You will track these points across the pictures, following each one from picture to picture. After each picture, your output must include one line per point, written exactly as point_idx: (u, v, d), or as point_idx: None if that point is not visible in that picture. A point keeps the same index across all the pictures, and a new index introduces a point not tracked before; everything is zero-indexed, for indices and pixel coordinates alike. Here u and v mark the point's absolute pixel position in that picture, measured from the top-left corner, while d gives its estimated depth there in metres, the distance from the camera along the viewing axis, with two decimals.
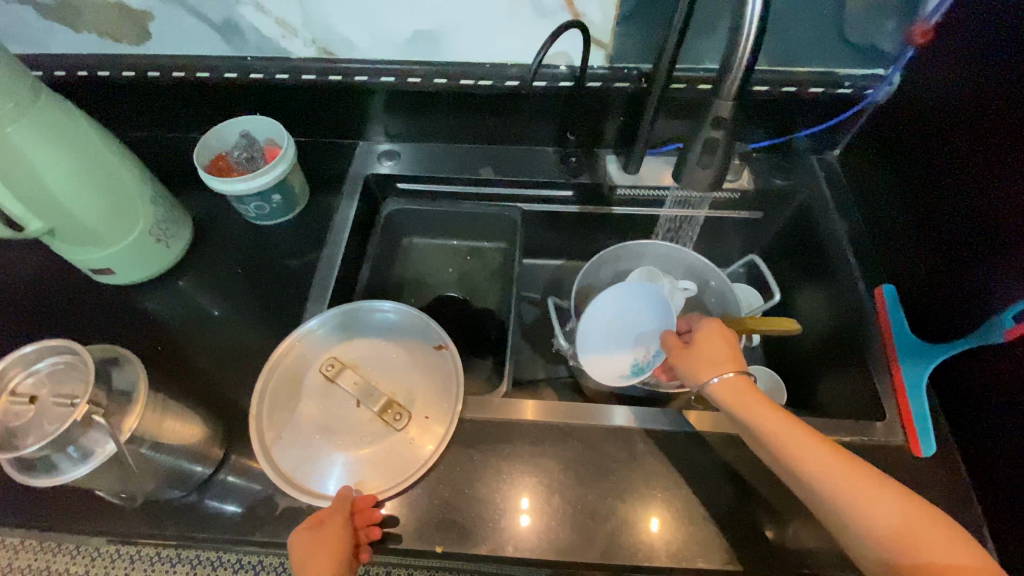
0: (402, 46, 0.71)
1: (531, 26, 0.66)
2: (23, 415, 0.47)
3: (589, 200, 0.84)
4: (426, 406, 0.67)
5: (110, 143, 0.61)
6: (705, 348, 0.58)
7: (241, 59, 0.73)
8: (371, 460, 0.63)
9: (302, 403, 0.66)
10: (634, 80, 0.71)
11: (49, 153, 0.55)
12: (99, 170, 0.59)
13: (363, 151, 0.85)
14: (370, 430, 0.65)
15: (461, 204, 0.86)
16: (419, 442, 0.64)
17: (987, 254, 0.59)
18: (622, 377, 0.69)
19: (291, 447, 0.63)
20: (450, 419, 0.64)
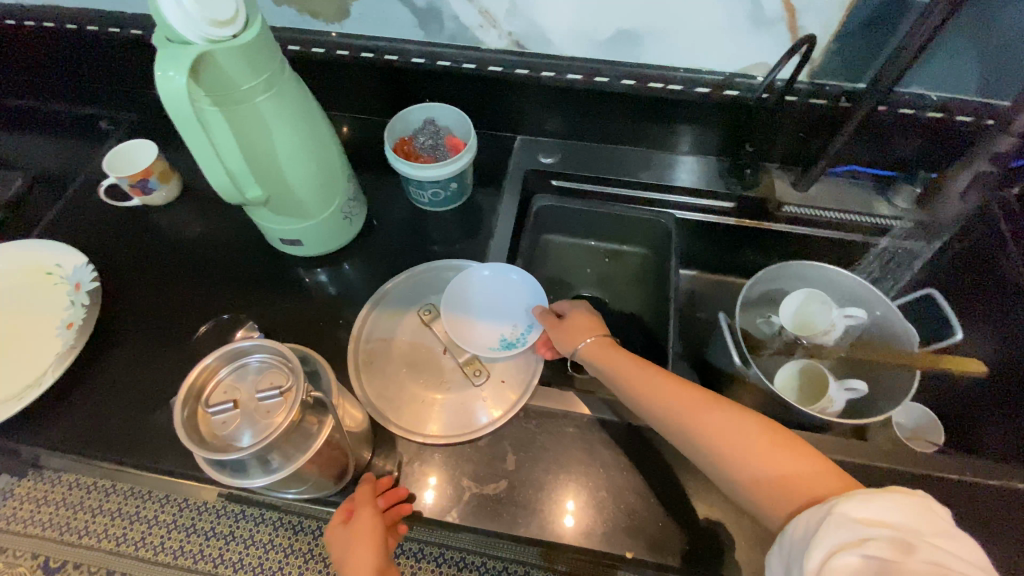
0: (599, 44, 0.70)
1: (743, 36, 0.65)
2: (230, 423, 0.42)
3: (747, 213, 0.82)
4: (505, 370, 0.64)
5: (322, 118, 0.62)
6: (574, 324, 0.62)
7: (432, 45, 0.74)
8: (448, 409, 0.61)
9: (397, 337, 0.66)
10: (833, 98, 0.69)
11: (282, 124, 0.56)
12: (315, 143, 0.60)
13: (524, 147, 0.86)
14: (450, 377, 0.64)
15: (611, 206, 0.83)
16: (489, 404, 0.62)
17: None
18: (491, 349, 0.65)
19: (385, 385, 0.62)
20: (525, 387, 0.63)
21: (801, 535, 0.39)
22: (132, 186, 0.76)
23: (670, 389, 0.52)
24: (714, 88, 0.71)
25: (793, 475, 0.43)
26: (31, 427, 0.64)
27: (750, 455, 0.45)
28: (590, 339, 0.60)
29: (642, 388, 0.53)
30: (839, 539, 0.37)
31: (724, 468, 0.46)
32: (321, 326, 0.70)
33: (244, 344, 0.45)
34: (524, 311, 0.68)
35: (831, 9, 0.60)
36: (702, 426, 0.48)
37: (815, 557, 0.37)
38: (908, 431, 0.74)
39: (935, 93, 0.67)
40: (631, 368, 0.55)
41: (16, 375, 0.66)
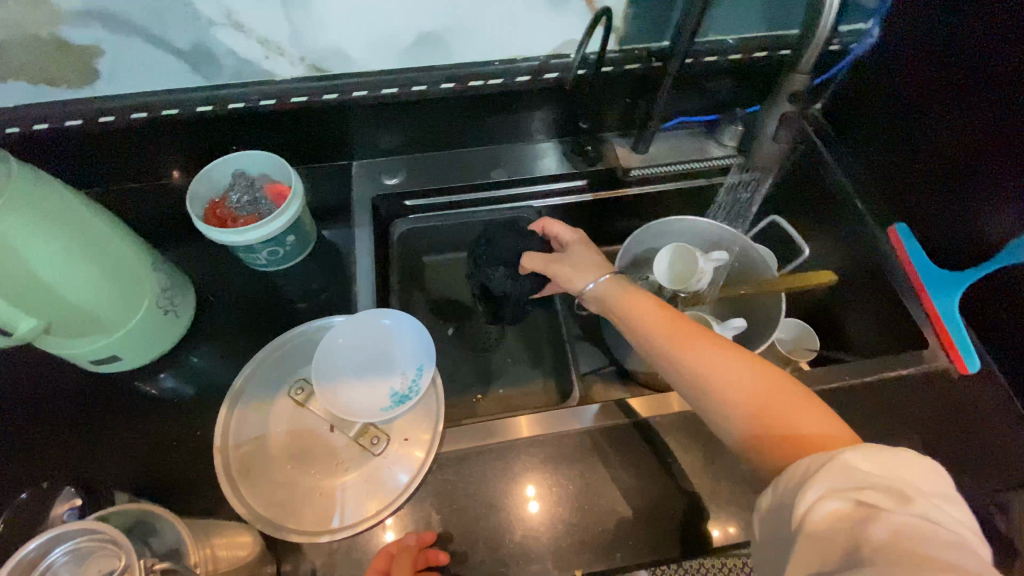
0: (403, 52, 0.65)
1: (543, 18, 0.64)
2: None
3: (602, 185, 0.82)
4: (405, 426, 0.58)
5: (91, 209, 0.51)
6: (579, 257, 0.62)
7: (216, 89, 0.64)
8: (352, 492, 0.54)
9: (273, 430, 0.57)
10: (645, 61, 0.70)
11: (30, 234, 0.45)
12: (90, 242, 0.50)
13: (362, 172, 0.78)
14: (344, 456, 0.56)
15: (475, 214, 0.81)
16: (397, 470, 0.55)
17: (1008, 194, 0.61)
18: (382, 410, 0.58)
19: (272, 490, 0.54)
20: (432, 439, 0.57)
21: (796, 481, 0.39)
22: None
23: (684, 327, 0.50)
24: (533, 75, 0.69)
25: (794, 421, 0.43)
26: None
27: (759, 398, 0.44)
28: (604, 279, 0.58)
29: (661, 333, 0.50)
30: (829, 485, 0.37)
31: (725, 404, 0.45)
32: (176, 441, 0.59)
33: (43, 543, 0.36)
34: (408, 356, 0.61)
35: None
36: (713, 364, 0.46)
37: (806, 499, 0.37)
38: (789, 343, 0.82)
39: (732, 36, 0.71)
40: (645, 307, 0.52)
41: None
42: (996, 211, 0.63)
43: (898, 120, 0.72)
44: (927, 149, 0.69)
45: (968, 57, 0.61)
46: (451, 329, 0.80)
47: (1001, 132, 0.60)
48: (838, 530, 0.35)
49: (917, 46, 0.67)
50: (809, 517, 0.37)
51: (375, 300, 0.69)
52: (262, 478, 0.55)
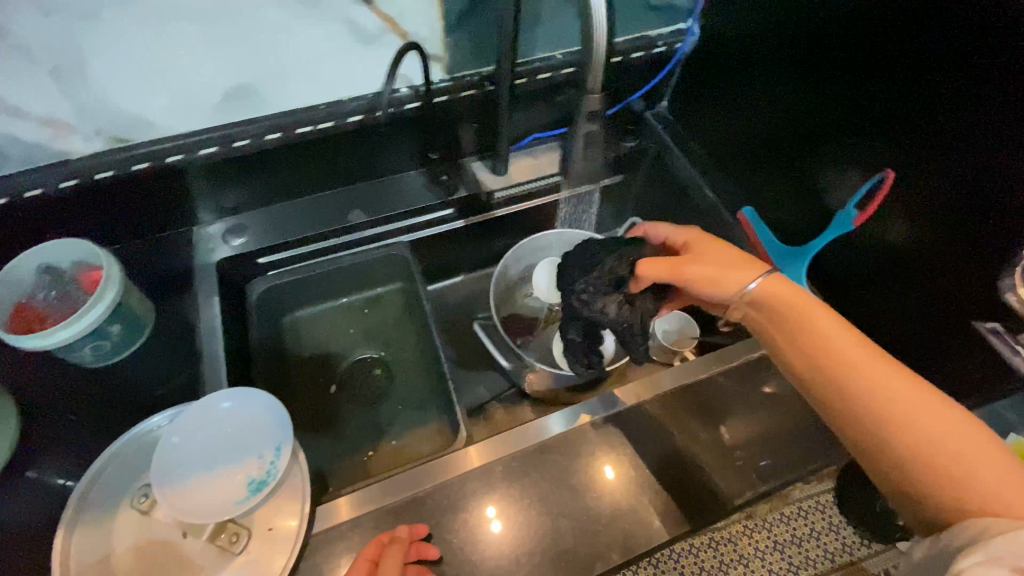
0: (215, 109, 0.61)
1: (360, 58, 0.62)
2: None
3: (470, 211, 0.80)
4: (269, 513, 0.52)
5: None
6: (720, 258, 0.53)
7: (6, 178, 0.57)
8: None
9: (119, 548, 0.51)
10: (478, 85, 0.70)
11: None
12: None
13: (204, 236, 0.72)
14: (203, 562, 0.50)
15: (340, 259, 0.77)
16: (264, 565, 0.50)
17: (843, 166, 0.63)
18: (238, 502, 0.53)
19: None
20: (301, 520, 0.52)
21: (964, 539, 0.36)
22: None
23: (842, 332, 0.44)
24: (366, 114, 0.67)
25: (987, 478, 0.37)
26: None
27: (945, 441, 0.39)
28: (752, 283, 0.49)
29: (835, 354, 0.44)
30: (1001, 548, 0.33)
31: (882, 429, 0.41)
32: None
33: None
34: (262, 437, 0.56)
35: (423, 9, 0.60)
36: (879, 376, 0.42)
37: (967, 559, 0.34)
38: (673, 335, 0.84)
39: (557, 52, 0.73)
40: (819, 318, 0.45)
41: None
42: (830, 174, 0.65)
43: (740, 101, 0.74)
44: (765, 124, 0.71)
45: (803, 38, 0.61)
46: (333, 386, 0.76)
47: (824, 96, 0.62)
48: None
49: (743, 34, 0.70)
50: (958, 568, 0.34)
51: (231, 376, 0.63)
52: None
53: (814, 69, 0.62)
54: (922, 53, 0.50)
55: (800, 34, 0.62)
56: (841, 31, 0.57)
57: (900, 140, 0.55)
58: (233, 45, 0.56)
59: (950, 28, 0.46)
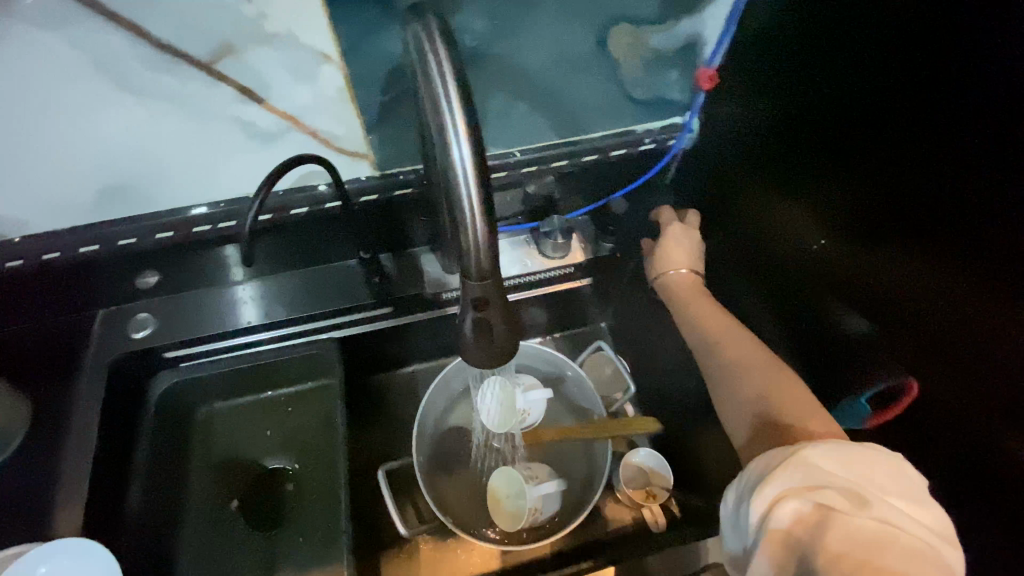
0: (93, 208, 0.53)
1: (261, 155, 0.52)
2: None
3: (411, 311, 0.70)
4: None
5: None
6: (671, 246, 0.64)
7: None
8: None
9: None
10: (415, 184, 0.59)
11: None
12: None
13: (104, 327, 0.64)
14: None
15: (258, 355, 0.67)
16: None
17: (829, 298, 0.53)
18: None
19: None
20: None
21: (759, 474, 0.40)
22: None
23: (707, 308, 0.59)
24: None
25: (792, 405, 0.45)
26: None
27: (758, 379, 0.48)
28: (683, 271, 0.63)
29: (707, 319, 0.58)
30: (786, 486, 0.37)
31: (715, 368, 0.53)
32: None
33: None
34: None
35: (332, 104, 0.49)
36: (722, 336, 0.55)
37: (763, 499, 0.38)
38: (639, 478, 0.69)
39: (518, 149, 0.59)
40: (699, 304, 0.60)
41: None
42: (829, 380, 0.54)
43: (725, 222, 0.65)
44: (753, 296, 0.61)
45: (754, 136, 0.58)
46: (234, 502, 0.66)
47: (810, 221, 0.55)
48: (797, 533, 0.36)
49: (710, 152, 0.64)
50: (766, 521, 0.37)
51: (93, 503, 0.56)
52: None
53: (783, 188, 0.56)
54: (928, 225, 0.42)
55: (775, 186, 0.57)
56: (855, 209, 0.49)
57: (915, 345, 0.45)
58: (98, 145, 0.47)
59: (876, 94, 0.44)
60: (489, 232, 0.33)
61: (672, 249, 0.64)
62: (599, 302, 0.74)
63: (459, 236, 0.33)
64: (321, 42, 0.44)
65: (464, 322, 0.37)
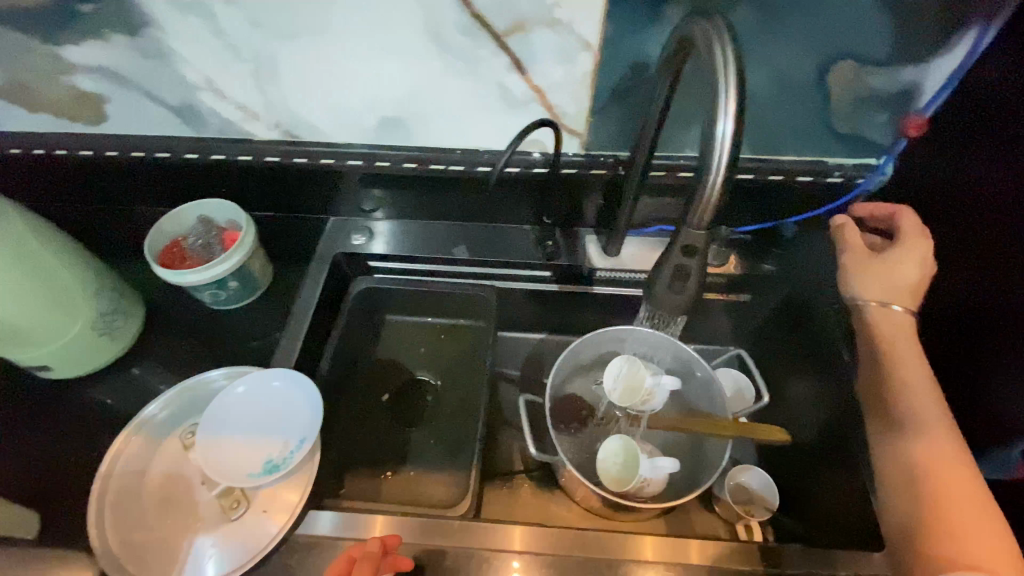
0: (369, 131, 0.67)
1: (505, 117, 0.64)
2: None
3: (568, 279, 0.79)
4: (268, 497, 0.57)
5: (73, 261, 0.60)
6: (889, 270, 0.62)
7: (203, 141, 0.70)
8: (206, 552, 0.54)
9: (153, 467, 0.59)
10: (611, 167, 0.68)
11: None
12: (48, 280, 0.57)
13: (334, 228, 0.81)
14: (204, 513, 0.56)
15: (435, 285, 0.80)
16: (256, 536, 0.55)
17: (1001, 331, 0.55)
18: (249, 475, 0.57)
19: (131, 530, 0.55)
20: (292, 513, 0.56)
21: None
22: None
23: (916, 368, 0.58)
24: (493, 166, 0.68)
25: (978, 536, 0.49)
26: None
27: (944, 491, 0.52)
28: (899, 309, 0.61)
29: (907, 369, 0.58)
30: None
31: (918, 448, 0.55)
32: (72, 460, 0.61)
33: None
34: (293, 424, 0.60)
35: (576, 87, 0.59)
36: (924, 407, 0.56)
37: None
38: (747, 494, 0.71)
39: None
40: (907, 351, 0.60)
41: None
42: (995, 416, 0.56)
43: None
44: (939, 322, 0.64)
45: (947, 167, 0.60)
46: (386, 395, 0.81)
47: (983, 259, 0.56)
48: None
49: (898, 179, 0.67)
50: None
51: (300, 358, 0.71)
52: (116, 508, 0.56)
53: (964, 223, 0.58)
54: None
55: (957, 217, 0.59)
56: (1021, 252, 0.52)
57: None
58: (395, 83, 0.61)
59: None
60: (722, 194, 0.39)
61: (913, 267, 0.61)
62: (741, 316, 0.78)
63: (698, 191, 0.40)
64: (590, 32, 0.54)
65: (668, 268, 0.44)
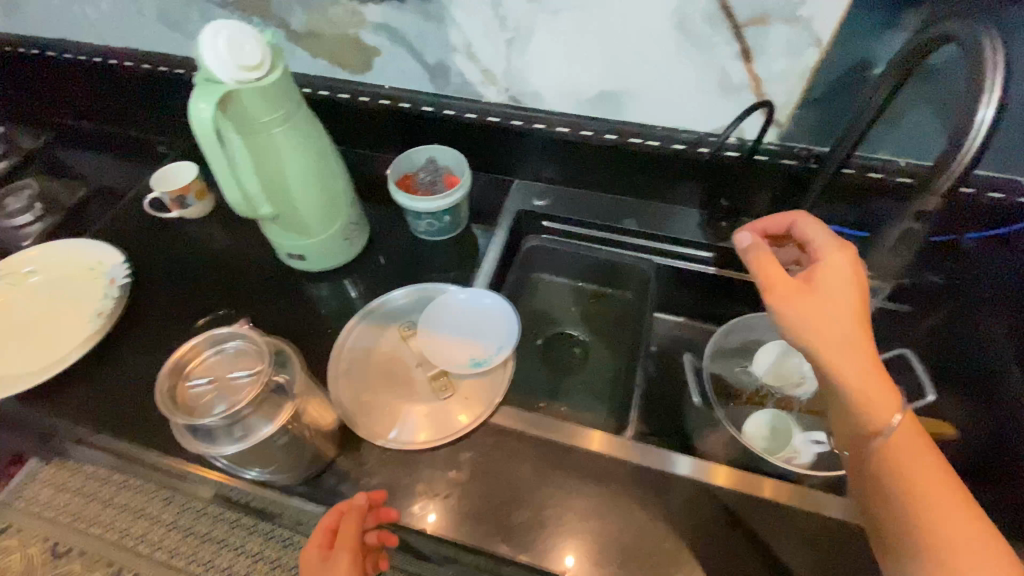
0: (584, 102, 0.78)
1: (715, 101, 0.72)
2: (204, 395, 0.50)
3: (728, 264, 0.83)
4: (471, 386, 0.69)
5: (342, 172, 0.73)
6: (823, 328, 0.45)
7: (440, 97, 0.84)
8: (419, 418, 0.66)
9: (378, 348, 0.72)
10: (802, 159, 0.74)
11: (301, 173, 0.66)
12: (329, 183, 0.70)
13: (518, 189, 0.91)
14: (418, 389, 0.69)
15: (598, 252, 0.88)
16: (461, 413, 0.67)
17: None
18: (457, 363, 0.70)
19: (361, 392, 0.68)
20: (490, 403, 0.67)
21: None
22: (174, 200, 0.86)
23: (852, 352, 0.45)
24: (689, 145, 0.77)
25: None
26: (33, 405, 0.69)
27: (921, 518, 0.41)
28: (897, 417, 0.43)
29: (862, 374, 0.44)
30: None
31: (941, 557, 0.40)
32: (309, 333, 0.75)
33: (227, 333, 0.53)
34: (494, 334, 0.72)
35: (792, 79, 0.67)
36: (953, 509, 0.41)
37: None
38: None
39: (903, 159, 0.70)
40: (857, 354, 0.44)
41: (47, 349, 0.72)
42: None
43: None
44: None
45: None
46: (539, 339, 0.90)
47: None
48: None
49: None
50: None
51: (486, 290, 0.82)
52: (349, 374, 0.69)
53: None
54: None
55: None
56: None
57: None
58: (627, 62, 0.71)
59: None
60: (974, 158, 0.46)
61: (840, 289, 0.47)
62: None
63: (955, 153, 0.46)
64: (823, 31, 0.61)
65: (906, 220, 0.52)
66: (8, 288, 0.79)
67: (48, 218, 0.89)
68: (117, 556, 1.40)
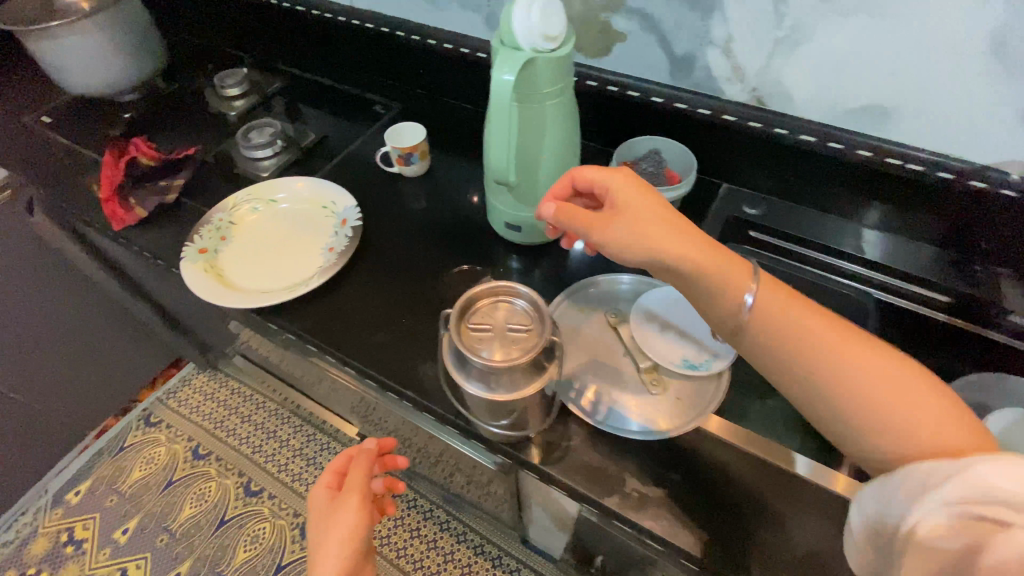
0: (842, 112, 0.73)
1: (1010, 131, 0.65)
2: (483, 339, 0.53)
3: (964, 312, 0.74)
4: (682, 388, 0.65)
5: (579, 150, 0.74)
6: (636, 218, 0.53)
7: (674, 89, 0.82)
8: (628, 409, 0.63)
9: (585, 329, 0.71)
10: None
11: (552, 145, 0.68)
12: (569, 159, 0.71)
13: (727, 194, 0.88)
14: (627, 379, 0.66)
15: (806, 271, 0.83)
16: (671, 415, 0.63)
17: None
18: (669, 357, 0.65)
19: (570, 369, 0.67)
20: (704, 410, 0.63)
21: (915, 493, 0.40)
22: (399, 156, 0.91)
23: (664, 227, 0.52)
24: (957, 176, 0.69)
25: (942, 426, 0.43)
26: (271, 319, 0.76)
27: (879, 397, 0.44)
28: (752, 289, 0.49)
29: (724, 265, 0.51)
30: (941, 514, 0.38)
31: (875, 411, 0.44)
32: None
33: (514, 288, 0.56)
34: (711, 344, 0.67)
35: None
36: (870, 360, 0.45)
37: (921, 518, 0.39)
38: None
39: None
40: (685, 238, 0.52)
41: (285, 273, 0.80)
42: None
43: None
44: None
45: None
46: None
47: None
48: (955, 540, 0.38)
49: None
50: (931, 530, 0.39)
51: None
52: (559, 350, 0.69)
53: None
54: None
55: None
56: None
57: None
58: (912, 74, 0.66)
59: None
60: None
61: (639, 203, 0.54)
62: None
63: None
64: None
65: None
66: (257, 213, 0.88)
67: (283, 157, 0.98)
68: (248, 469, 1.54)
